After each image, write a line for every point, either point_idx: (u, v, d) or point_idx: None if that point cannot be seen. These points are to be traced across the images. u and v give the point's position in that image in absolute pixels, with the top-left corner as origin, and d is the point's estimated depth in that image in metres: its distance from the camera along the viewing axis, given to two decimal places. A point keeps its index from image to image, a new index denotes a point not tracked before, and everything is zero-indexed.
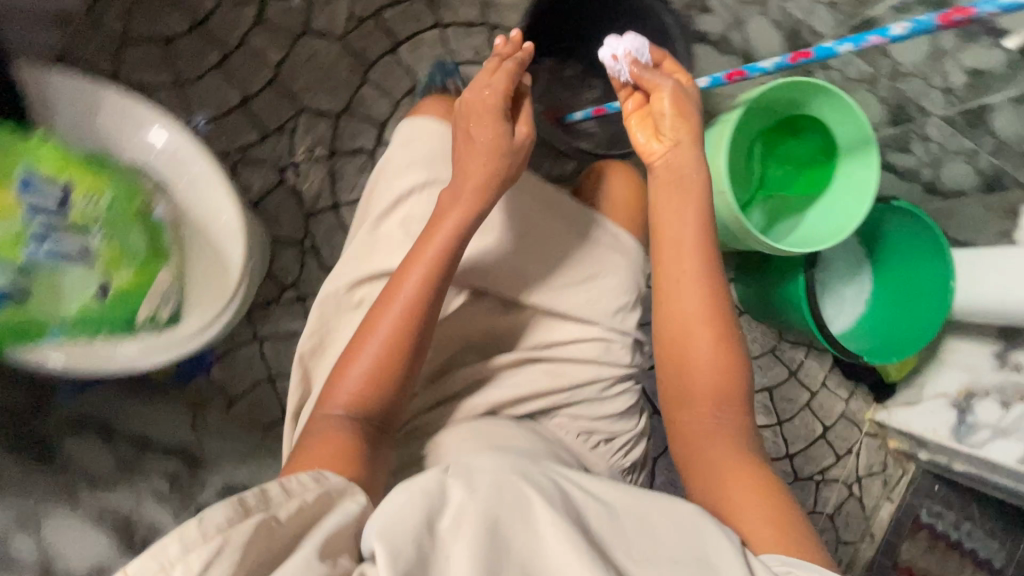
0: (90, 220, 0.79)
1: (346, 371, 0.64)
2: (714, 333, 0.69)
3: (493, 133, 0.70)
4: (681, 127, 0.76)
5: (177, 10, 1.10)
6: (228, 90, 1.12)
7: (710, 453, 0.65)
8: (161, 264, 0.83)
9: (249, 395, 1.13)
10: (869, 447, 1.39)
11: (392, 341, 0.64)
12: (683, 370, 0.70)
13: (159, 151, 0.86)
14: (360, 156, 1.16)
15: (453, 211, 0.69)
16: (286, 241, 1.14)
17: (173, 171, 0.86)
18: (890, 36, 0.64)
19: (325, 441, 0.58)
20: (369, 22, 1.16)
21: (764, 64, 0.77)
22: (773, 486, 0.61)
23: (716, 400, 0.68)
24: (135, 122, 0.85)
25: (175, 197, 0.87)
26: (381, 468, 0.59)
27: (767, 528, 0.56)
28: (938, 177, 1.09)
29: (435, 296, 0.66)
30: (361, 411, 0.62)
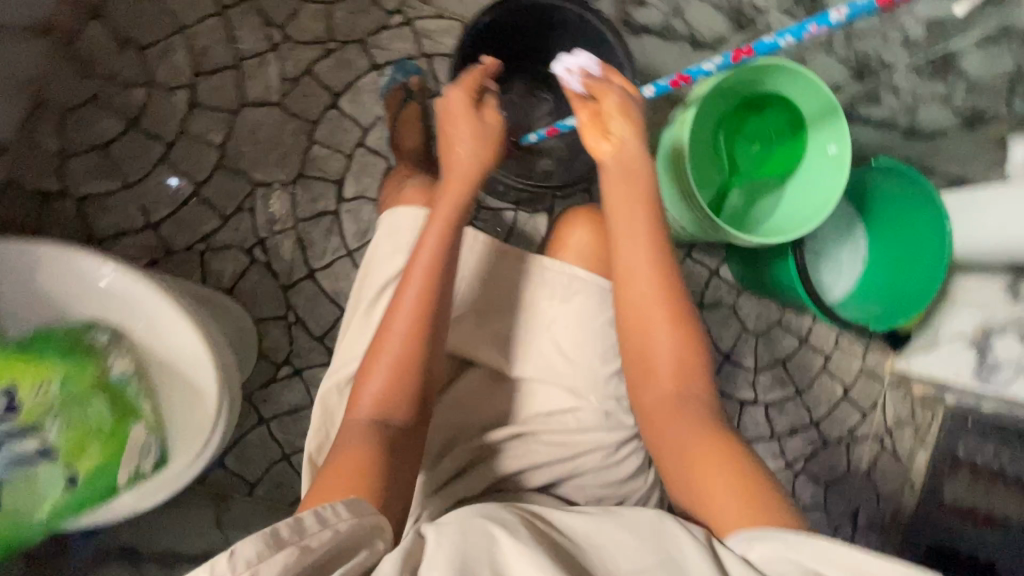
0: (43, 411, 0.62)
1: (367, 377, 0.66)
2: (668, 308, 0.69)
3: (474, 129, 0.77)
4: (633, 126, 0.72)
5: (109, 112, 1.08)
6: (179, 182, 1.10)
7: (676, 427, 0.64)
8: (135, 421, 0.67)
9: (267, 476, 1.14)
10: (892, 397, 1.37)
11: (407, 346, 0.67)
12: (646, 347, 0.69)
13: (80, 291, 0.66)
14: (325, 219, 1.14)
15: (443, 206, 0.73)
16: (271, 319, 1.13)
17: (105, 310, 0.67)
18: (830, 23, 0.61)
19: (353, 451, 0.61)
20: (304, 81, 1.13)
21: (707, 65, 0.73)
22: (739, 455, 0.60)
23: (678, 375, 0.67)
24: (44, 270, 0.65)
25: (133, 338, 0.67)
26: (403, 478, 0.61)
27: (733, 500, 0.56)
28: (916, 123, 1.02)
29: (441, 293, 0.70)
30: (387, 414, 0.65)
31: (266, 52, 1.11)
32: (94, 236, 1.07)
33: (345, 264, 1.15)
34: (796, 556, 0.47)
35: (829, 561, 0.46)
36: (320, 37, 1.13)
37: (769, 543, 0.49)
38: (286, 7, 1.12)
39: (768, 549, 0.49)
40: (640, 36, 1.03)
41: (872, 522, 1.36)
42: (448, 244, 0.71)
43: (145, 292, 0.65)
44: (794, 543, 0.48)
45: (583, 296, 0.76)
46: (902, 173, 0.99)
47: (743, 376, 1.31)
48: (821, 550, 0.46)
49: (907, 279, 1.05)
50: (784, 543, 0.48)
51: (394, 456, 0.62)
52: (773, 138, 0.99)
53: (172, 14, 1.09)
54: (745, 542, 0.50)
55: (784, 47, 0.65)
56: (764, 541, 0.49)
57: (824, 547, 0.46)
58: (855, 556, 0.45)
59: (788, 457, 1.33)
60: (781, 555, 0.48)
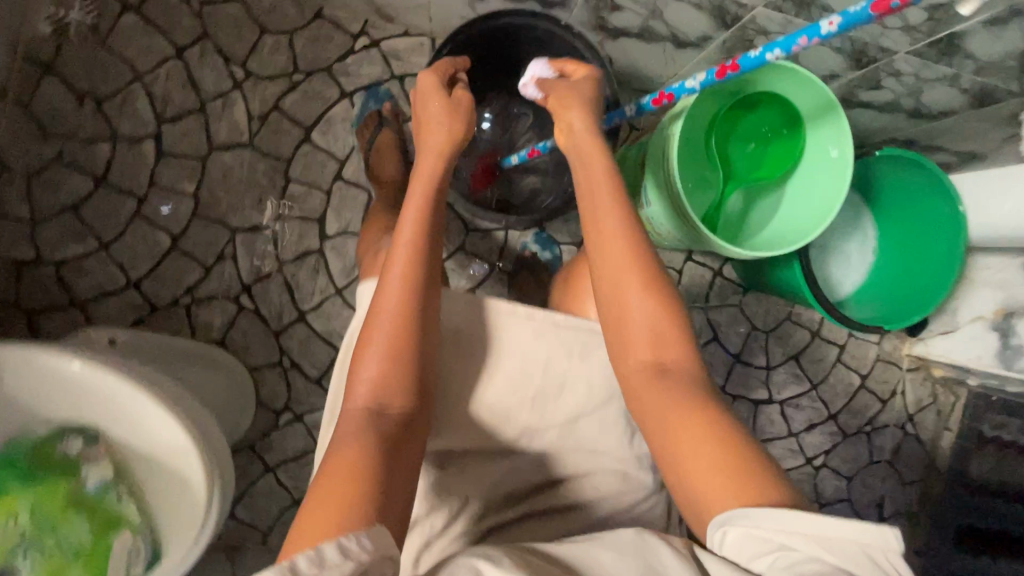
0: (12, 548, 0.61)
1: (360, 363, 0.65)
2: (643, 279, 0.68)
3: (446, 109, 0.79)
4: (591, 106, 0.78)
5: (75, 171, 1.04)
6: (155, 235, 1.06)
7: (657, 399, 0.62)
8: (117, 534, 0.65)
9: (278, 524, 1.11)
10: (912, 381, 1.32)
11: (393, 334, 0.65)
12: (622, 320, 0.68)
13: (51, 388, 0.63)
14: (309, 258, 1.10)
15: (413, 201, 0.75)
16: (265, 366, 1.11)
17: (80, 404, 0.64)
18: (821, 36, 0.55)
19: (344, 448, 0.58)
20: (273, 117, 1.08)
21: (690, 81, 0.68)
22: (723, 425, 0.58)
23: (657, 347, 0.66)
24: (11, 372, 0.61)
25: (111, 432, 0.65)
26: (404, 471, 0.59)
27: (720, 475, 0.54)
28: (920, 103, 0.97)
29: (427, 278, 0.70)
30: (385, 399, 0.63)
31: (229, 91, 1.07)
32: (75, 300, 1.04)
33: (335, 303, 1.12)
34: (762, 530, 0.48)
35: (792, 528, 0.47)
36: (284, 70, 1.08)
37: (738, 524, 0.49)
38: (244, 41, 1.07)
39: (737, 530, 0.49)
40: (619, 39, 0.97)
41: (899, 510, 1.33)
42: (425, 232, 0.72)
43: (120, 384, 0.62)
44: (759, 517, 0.48)
45: (602, 352, 0.72)
46: (912, 163, 0.94)
47: (755, 376, 1.27)
48: (782, 518, 0.47)
49: (919, 274, 1.00)
50: (750, 519, 0.49)
51: (394, 448, 0.59)
52: (768, 137, 0.92)
53: (127, 61, 1.04)
54: (721, 528, 0.51)
55: (772, 62, 0.60)
56: (735, 521, 0.50)
57: (785, 515, 0.47)
58: (812, 519, 0.46)
59: (808, 453, 1.29)
60: (750, 533, 0.48)
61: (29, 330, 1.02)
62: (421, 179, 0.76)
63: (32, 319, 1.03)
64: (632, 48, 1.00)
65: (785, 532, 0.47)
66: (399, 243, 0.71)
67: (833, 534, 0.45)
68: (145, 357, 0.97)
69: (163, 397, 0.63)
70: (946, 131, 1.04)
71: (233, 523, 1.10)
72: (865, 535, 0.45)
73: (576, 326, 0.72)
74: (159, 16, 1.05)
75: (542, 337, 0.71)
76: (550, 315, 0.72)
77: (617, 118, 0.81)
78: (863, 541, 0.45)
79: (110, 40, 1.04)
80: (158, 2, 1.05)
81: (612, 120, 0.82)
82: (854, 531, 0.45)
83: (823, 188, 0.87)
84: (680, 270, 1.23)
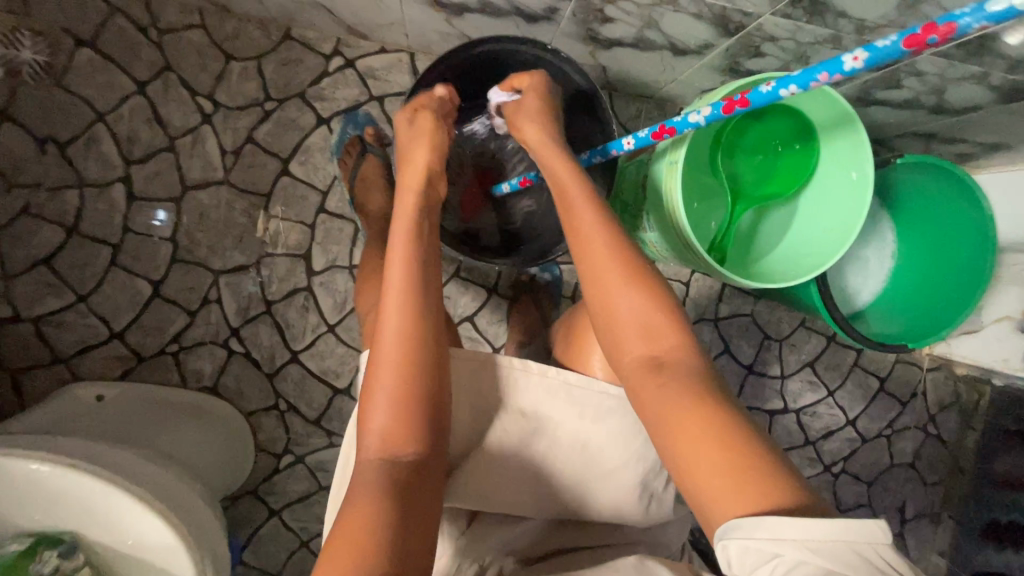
0: None
1: (367, 411, 0.58)
2: (625, 272, 0.63)
3: (425, 140, 0.74)
4: (548, 115, 0.77)
5: (44, 222, 0.98)
6: (135, 283, 1.01)
7: (651, 396, 0.56)
8: None
9: (287, 568, 1.08)
10: (933, 380, 1.27)
11: (400, 370, 0.58)
12: (609, 314, 0.63)
13: (19, 493, 0.62)
14: (298, 296, 1.05)
15: (399, 221, 0.67)
16: (261, 411, 1.06)
17: (50, 506, 0.63)
18: (843, 72, 0.47)
19: (358, 504, 0.51)
20: (248, 150, 1.03)
21: (695, 117, 0.62)
22: (724, 417, 0.51)
23: (650, 339, 0.60)
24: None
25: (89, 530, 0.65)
26: (423, 514, 0.52)
27: (720, 475, 0.48)
28: (943, 101, 0.87)
29: (426, 297, 0.63)
30: (397, 447, 0.55)
31: (199, 125, 1.02)
32: (58, 356, 1.00)
33: (328, 340, 1.07)
34: (757, 543, 0.42)
35: (787, 537, 0.41)
36: (256, 99, 1.02)
37: (732, 536, 0.43)
38: (210, 71, 1.01)
39: (731, 544, 0.43)
40: (611, 49, 0.90)
41: (923, 512, 1.29)
42: (418, 252, 0.65)
43: (91, 484, 0.61)
44: (753, 527, 0.43)
45: (618, 413, 0.66)
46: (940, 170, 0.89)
47: (770, 386, 1.22)
48: (775, 525, 0.42)
49: (942, 290, 0.95)
50: (744, 531, 0.43)
51: (404, 491, 0.52)
52: (779, 150, 0.86)
53: (87, 101, 0.99)
54: (720, 543, 0.44)
55: (786, 97, 0.53)
56: (730, 534, 0.44)
57: (779, 522, 0.42)
58: (805, 521, 0.41)
59: (827, 460, 1.25)
60: (745, 546, 0.42)
61: (13, 390, 0.98)
62: (407, 205, 0.68)
63: (16, 379, 0.99)
64: (624, 57, 0.93)
65: (780, 542, 0.41)
66: (393, 271, 0.63)
67: (827, 537, 0.40)
68: (116, 428, 0.85)
69: (141, 490, 0.63)
70: (971, 126, 0.94)
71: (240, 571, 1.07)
72: (859, 533, 0.40)
73: (590, 386, 0.67)
74: (116, 50, 0.99)
75: (553, 395, 0.67)
76: (562, 372, 0.67)
77: (615, 152, 0.74)
78: (855, 539, 0.40)
79: (67, 80, 0.98)
80: (113, 35, 0.99)
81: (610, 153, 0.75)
82: (846, 530, 0.40)
83: (837, 202, 0.81)
84: (687, 282, 1.17)
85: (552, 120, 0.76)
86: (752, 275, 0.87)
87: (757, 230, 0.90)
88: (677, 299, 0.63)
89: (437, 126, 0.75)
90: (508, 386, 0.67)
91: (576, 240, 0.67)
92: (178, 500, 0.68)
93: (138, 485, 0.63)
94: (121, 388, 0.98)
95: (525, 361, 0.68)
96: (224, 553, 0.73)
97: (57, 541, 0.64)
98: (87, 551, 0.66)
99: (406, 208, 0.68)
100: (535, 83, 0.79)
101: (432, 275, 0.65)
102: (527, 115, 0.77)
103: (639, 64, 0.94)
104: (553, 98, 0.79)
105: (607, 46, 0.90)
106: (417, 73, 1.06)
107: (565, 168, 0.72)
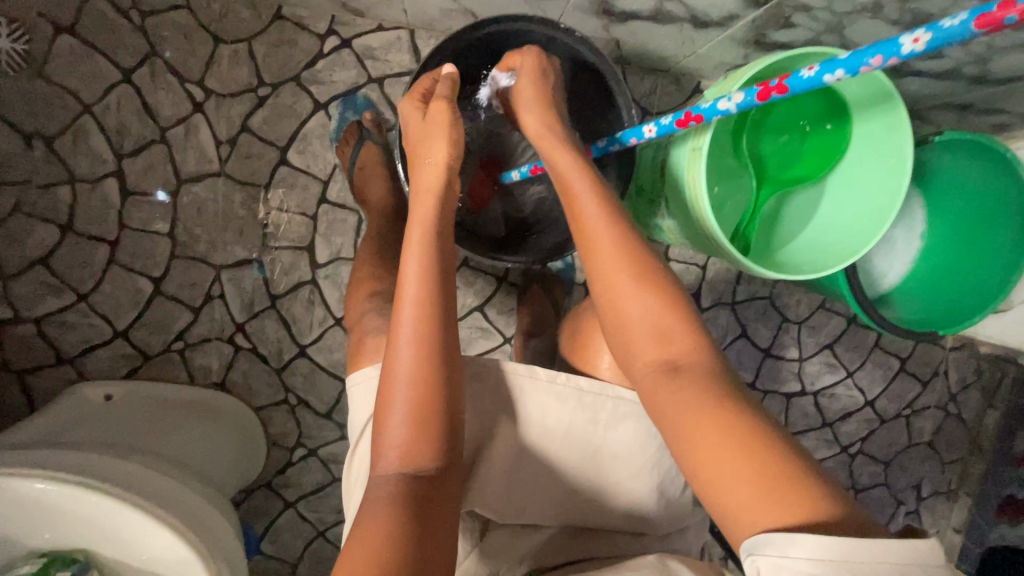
0: None
1: (385, 423, 0.54)
2: (635, 264, 0.57)
3: (430, 126, 0.68)
4: (546, 101, 0.70)
5: (38, 221, 0.95)
6: (135, 280, 0.99)
7: (665, 404, 0.51)
8: None
9: (306, 556, 1.09)
10: (955, 359, 1.24)
11: (422, 381, 0.54)
12: (618, 315, 0.57)
13: (26, 512, 0.61)
14: (303, 289, 1.02)
15: (414, 222, 0.63)
16: (271, 406, 1.05)
17: (61, 523, 0.63)
18: (900, 55, 0.42)
19: (373, 522, 0.47)
20: (243, 139, 0.98)
21: (725, 104, 0.57)
22: (747, 424, 0.47)
23: (663, 343, 0.55)
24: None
25: (103, 546, 0.64)
26: (443, 535, 0.49)
27: (746, 488, 0.44)
28: (987, 71, 0.81)
29: (446, 300, 0.59)
30: (418, 461, 0.53)
31: (191, 114, 0.97)
32: (64, 356, 0.98)
33: (336, 334, 1.04)
34: (794, 562, 0.38)
35: (828, 558, 0.37)
36: (248, 84, 0.97)
37: (763, 552, 0.39)
38: (199, 56, 0.96)
39: (762, 561, 0.39)
40: (626, 22, 0.84)
41: (939, 489, 1.28)
42: (434, 253, 0.61)
43: (102, 502, 0.61)
44: (789, 544, 0.39)
45: (632, 418, 0.64)
46: (982, 150, 0.86)
47: (788, 369, 1.19)
48: (814, 544, 0.38)
49: (966, 275, 0.92)
50: (777, 547, 0.39)
51: (421, 510, 0.49)
52: (806, 130, 0.81)
53: (71, 92, 0.94)
54: (747, 558, 0.40)
55: (831, 83, 0.48)
56: (761, 549, 0.40)
57: (819, 540, 0.38)
58: (846, 541, 0.38)
59: (844, 441, 1.24)
60: (779, 565, 0.38)
61: (22, 393, 0.97)
62: (423, 203, 0.64)
63: (23, 380, 0.97)
64: (639, 30, 0.86)
65: (818, 562, 0.37)
66: (405, 279, 0.59)
67: (870, 559, 0.37)
68: (118, 430, 0.82)
69: (149, 505, 0.62)
70: (1013, 96, 0.87)
71: (259, 559, 1.08)
72: (903, 555, 0.38)
73: (604, 392, 0.64)
74: (97, 35, 0.94)
75: (564, 402, 0.63)
76: (572, 378, 0.64)
77: (635, 140, 0.69)
78: (898, 561, 0.37)
79: (48, 70, 0.92)
80: (94, 19, 0.93)
81: (629, 141, 0.70)
82: (891, 552, 0.37)
83: (872, 188, 0.76)
84: (703, 266, 1.14)
85: (553, 103, 0.70)
86: (775, 264, 0.83)
87: (783, 215, 0.85)
88: (689, 297, 0.57)
89: (452, 112, 0.68)
90: (518, 393, 0.63)
91: (580, 235, 0.61)
92: (192, 510, 0.67)
93: (149, 500, 0.63)
94: (129, 386, 0.97)
95: (533, 368, 0.64)
96: (240, 559, 0.73)
97: (71, 560, 0.63)
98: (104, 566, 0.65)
99: (422, 209, 0.64)
100: (528, 64, 0.72)
101: (451, 276, 0.61)
102: (523, 101, 0.70)
103: (656, 36, 0.87)
104: (548, 78, 0.72)
105: (620, 19, 0.83)
106: (417, 52, 1.00)
107: (564, 148, 0.65)
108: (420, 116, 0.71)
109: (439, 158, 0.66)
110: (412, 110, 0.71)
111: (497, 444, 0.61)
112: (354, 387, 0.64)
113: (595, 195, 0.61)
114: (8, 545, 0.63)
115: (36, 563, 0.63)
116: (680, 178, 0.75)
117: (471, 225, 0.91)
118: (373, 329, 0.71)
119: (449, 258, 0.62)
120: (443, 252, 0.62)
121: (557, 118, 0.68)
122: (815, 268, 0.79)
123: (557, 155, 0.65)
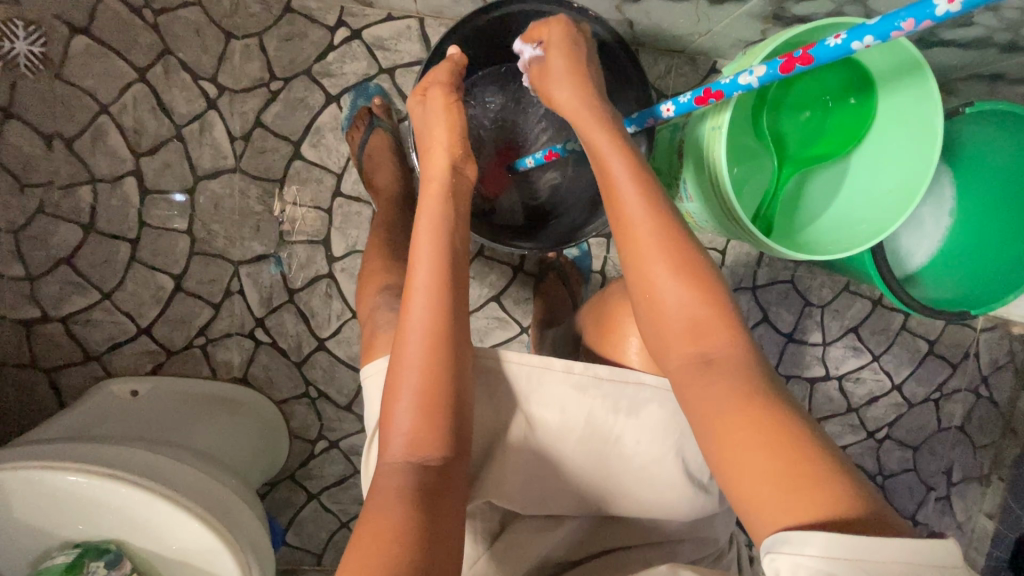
0: None
1: (391, 411, 0.54)
2: (668, 254, 0.56)
3: (443, 114, 0.67)
4: (578, 74, 0.66)
5: (61, 221, 0.96)
6: (157, 277, 1.00)
7: (696, 397, 0.51)
8: None
9: (330, 545, 1.10)
10: (987, 340, 1.20)
11: (427, 372, 0.54)
12: (652, 305, 0.56)
13: (58, 501, 0.63)
14: (320, 282, 1.03)
15: (423, 212, 0.62)
16: (293, 399, 1.06)
17: (94, 514, 0.64)
18: (933, 18, 0.42)
19: (381, 511, 0.47)
20: (256, 134, 0.99)
21: (746, 77, 0.57)
22: (778, 421, 0.46)
23: (696, 335, 0.53)
24: (15, 494, 0.62)
25: (129, 535, 0.65)
26: (450, 525, 0.48)
27: (768, 484, 0.43)
28: (1019, 37, 0.77)
29: (457, 290, 0.58)
30: (426, 450, 0.52)
31: (205, 111, 0.98)
32: (90, 354, 1.00)
33: (354, 326, 1.05)
34: (811, 560, 0.37)
35: (842, 556, 0.37)
36: (260, 79, 0.97)
37: (781, 551, 0.39)
38: (212, 52, 0.97)
39: (780, 560, 0.39)
40: (639, 2, 0.83)
41: (971, 474, 1.25)
42: (445, 243, 0.59)
43: (131, 493, 0.62)
44: (804, 543, 0.38)
45: (655, 405, 0.62)
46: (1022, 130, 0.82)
47: (811, 353, 1.17)
48: (827, 541, 0.37)
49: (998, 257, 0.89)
50: (794, 546, 0.38)
51: (429, 500, 0.49)
52: (829, 105, 0.80)
53: (88, 93, 0.95)
54: (766, 557, 0.40)
55: (859, 50, 0.47)
56: (779, 548, 0.39)
57: (831, 539, 0.37)
58: (862, 540, 0.37)
59: (870, 427, 1.21)
60: (796, 563, 0.38)
61: (52, 389, 0.99)
62: (433, 191, 0.63)
63: (53, 377, 0.99)
64: (651, 8, 0.84)
65: (832, 561, 0.37)
66: (417, 270, 0.58)
67: (884, 559, 0.37)
68: (144, 424, 0.84)
69: (177, 498, 0.63)
70: None
71: (284, 551, 1.10)
72: (917, 555, 0.37)
73: (624, 379, 0.63)
74: (113, 36, 0.94)
75: (582, 392, 0.62)
76: (590, 367, 0.63)
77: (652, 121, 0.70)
78: (916, 562, 0.36)
79: (66, 71, 0.93)
80: (109, 18, 0.94)
81: (645, 121, 0.71)
82: (903, 549, 0.37)
83: (904, 160, 0.73)
84: (722, 251, 1.12)
85: (587, 77, 0.67)
86: (798, 244, 0.81)
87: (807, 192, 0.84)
88: (726, 285, 0.56)
89: (450, 98, 0.68)
90: (536, 383, 0.62)
91: (615, 222, 0.59)
92: (219, 500, 0.68)
93: (178, 491, 0.64)
94: (153, 383, 0.99)
95: (547, 359, 0.63)
96: (266, 549, 0.74)
97: (104, 550, 0.64)
98: (133, 556, 0.66)
99: (430, 197, 0.63)
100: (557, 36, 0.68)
101: (463, 265, 0.60)
102: (552, 77, 0.67)
103: (671, 14, 0.85)
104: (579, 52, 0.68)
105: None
106: (428, 40, 1.00)
107: (592, 131, 0.63)
108: (421, 109, 0.70)
109: (439, 144, 0.66)
110: (416, 103, 0.70)
111: (514, 433, 0.61)
112: (365, 377, 0.64)
113: (626, 177, 0.59)
114: (42, 535, 0.65)
115: (71, 553, 0.64)
116: (701, 155, 0.73)
117: (481, 216, 0.91)
118: (383, 324, 0.69)
119: (462, 247, 0.61)
120: (454, 239, 0.61)
121: (586, 94, 0.65)
122: (837, 247, 0.77)
123: (590, 136, 0.63)
